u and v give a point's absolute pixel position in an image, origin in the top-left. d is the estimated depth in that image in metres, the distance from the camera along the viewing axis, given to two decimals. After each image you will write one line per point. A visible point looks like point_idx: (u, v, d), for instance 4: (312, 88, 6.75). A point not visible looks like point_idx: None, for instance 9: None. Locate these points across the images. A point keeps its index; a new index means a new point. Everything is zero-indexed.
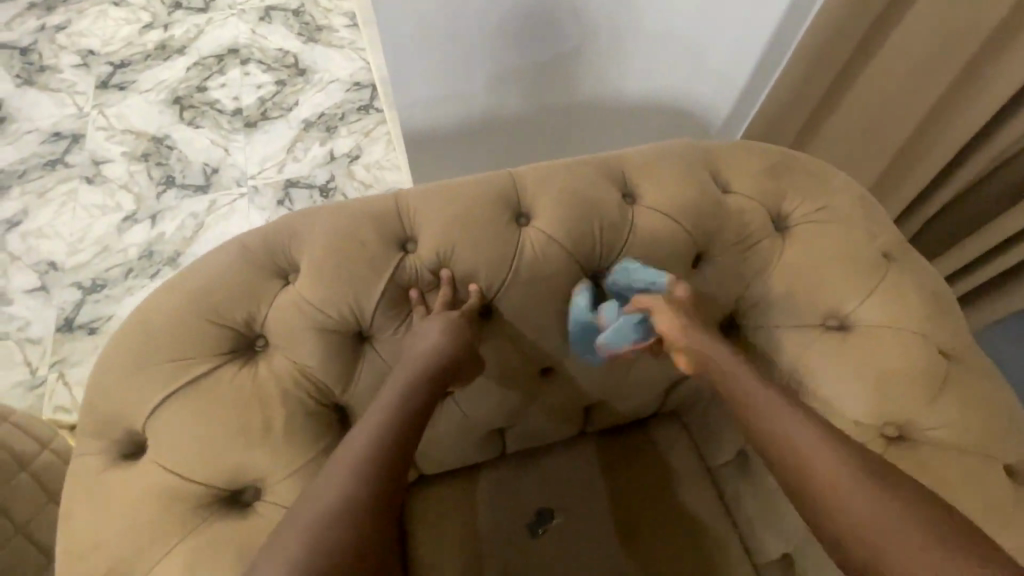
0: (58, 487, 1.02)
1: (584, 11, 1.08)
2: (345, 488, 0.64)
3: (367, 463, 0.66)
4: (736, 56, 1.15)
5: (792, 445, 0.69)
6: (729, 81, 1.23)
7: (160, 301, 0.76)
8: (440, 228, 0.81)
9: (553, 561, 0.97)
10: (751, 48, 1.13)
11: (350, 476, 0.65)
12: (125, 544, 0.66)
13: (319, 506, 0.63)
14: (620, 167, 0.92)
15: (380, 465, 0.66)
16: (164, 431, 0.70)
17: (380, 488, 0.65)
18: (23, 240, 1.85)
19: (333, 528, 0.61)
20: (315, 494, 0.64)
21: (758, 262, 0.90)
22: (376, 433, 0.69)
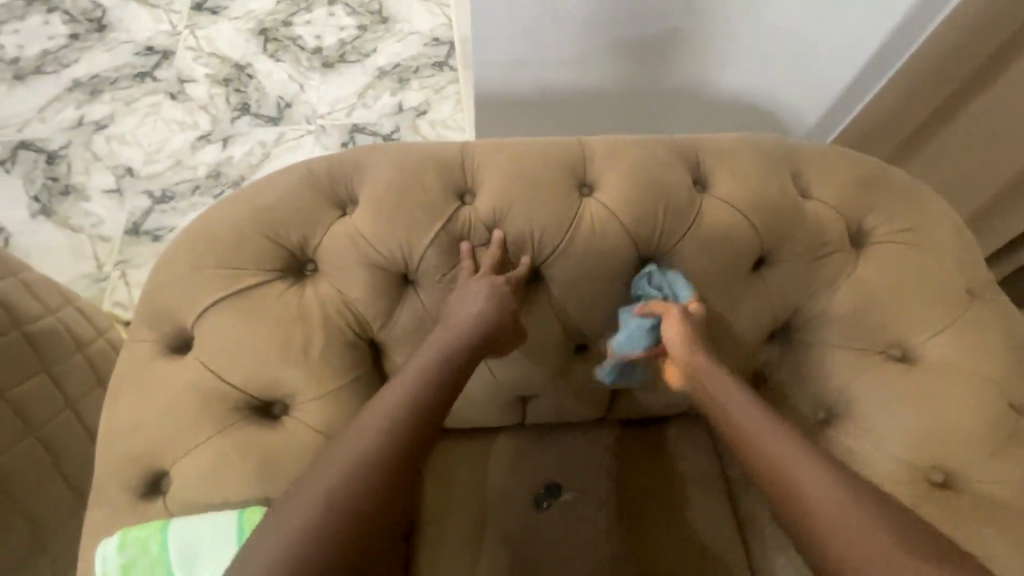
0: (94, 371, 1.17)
1: None
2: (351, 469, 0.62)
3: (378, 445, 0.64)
4: (850, 56, 1.10)
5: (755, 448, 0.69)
6: (830, 83, 1.17)
7: (224, 211, 0.78)
8: (503, 185, 0.80)
9: (551, 542, 0.96)
10: (866, 48, 1.08)
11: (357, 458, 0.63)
12: (160, 431, 0.69)
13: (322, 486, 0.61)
14: (696, 152, 0.87)
15: (401, 439, 0.66)
16: (211, 333, 0.73)
17: (400, 457, 0.65)
18: (107, 144, 1.96)
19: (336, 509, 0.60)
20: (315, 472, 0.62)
21: (826, 274, 0.85)
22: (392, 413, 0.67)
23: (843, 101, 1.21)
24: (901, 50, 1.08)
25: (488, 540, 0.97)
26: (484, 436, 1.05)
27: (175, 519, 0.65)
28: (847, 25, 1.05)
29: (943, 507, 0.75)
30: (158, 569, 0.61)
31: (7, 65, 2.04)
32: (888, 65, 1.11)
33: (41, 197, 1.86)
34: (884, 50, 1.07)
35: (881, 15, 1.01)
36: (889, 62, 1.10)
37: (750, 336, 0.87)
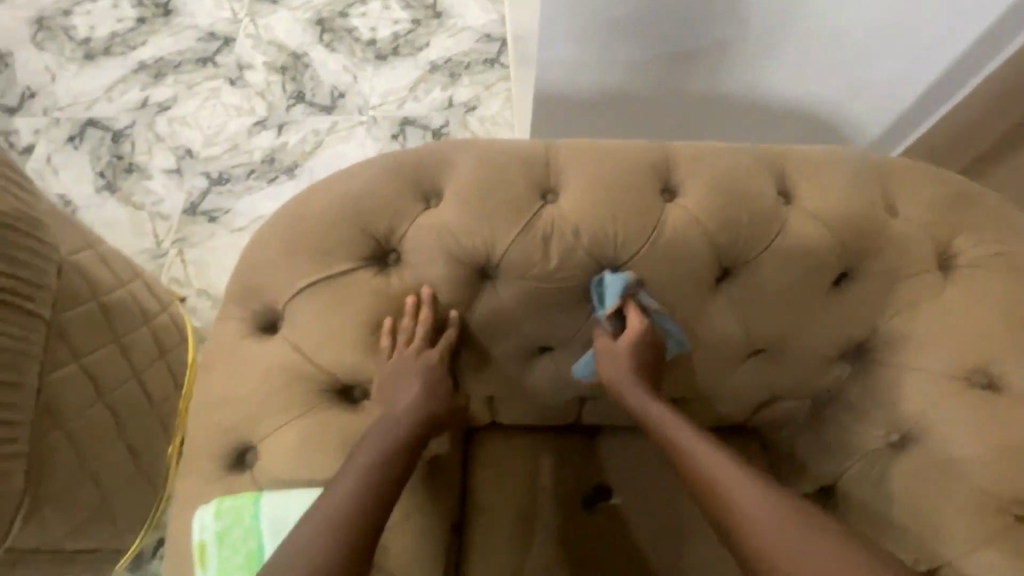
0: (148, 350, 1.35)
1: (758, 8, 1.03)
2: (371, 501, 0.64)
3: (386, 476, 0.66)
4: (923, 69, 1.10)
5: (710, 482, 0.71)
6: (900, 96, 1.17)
7: (314, 197, 0.80)
8: (587, 185, 0.81)
9: (599, 548, 0.97)
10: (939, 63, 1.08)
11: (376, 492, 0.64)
12: (248, 406, 0.72)
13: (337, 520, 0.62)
14: (779, 162, 0.86)
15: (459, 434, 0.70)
16: (300, 315, 0.75)
17: None
18: (169, 125, 2.02)
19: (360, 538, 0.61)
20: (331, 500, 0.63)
21: (908, 293, 0.83)
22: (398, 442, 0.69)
23: (912, 114, 1.20)
24: (976, 66, 1.08)
25: (538, 538, 0.97)
26: (537, 434, 1.05)
27: (264, 493, 0.68)
28: (924, 38, 1.05)
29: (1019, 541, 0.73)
30: (250, 539, 0.64)
31: (79, 46, 2.13)
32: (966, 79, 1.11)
33: (106, 173, 1.94)
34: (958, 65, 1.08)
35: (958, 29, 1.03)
36: (963, 79, 1.11)
37: (825, 352, 0.86)
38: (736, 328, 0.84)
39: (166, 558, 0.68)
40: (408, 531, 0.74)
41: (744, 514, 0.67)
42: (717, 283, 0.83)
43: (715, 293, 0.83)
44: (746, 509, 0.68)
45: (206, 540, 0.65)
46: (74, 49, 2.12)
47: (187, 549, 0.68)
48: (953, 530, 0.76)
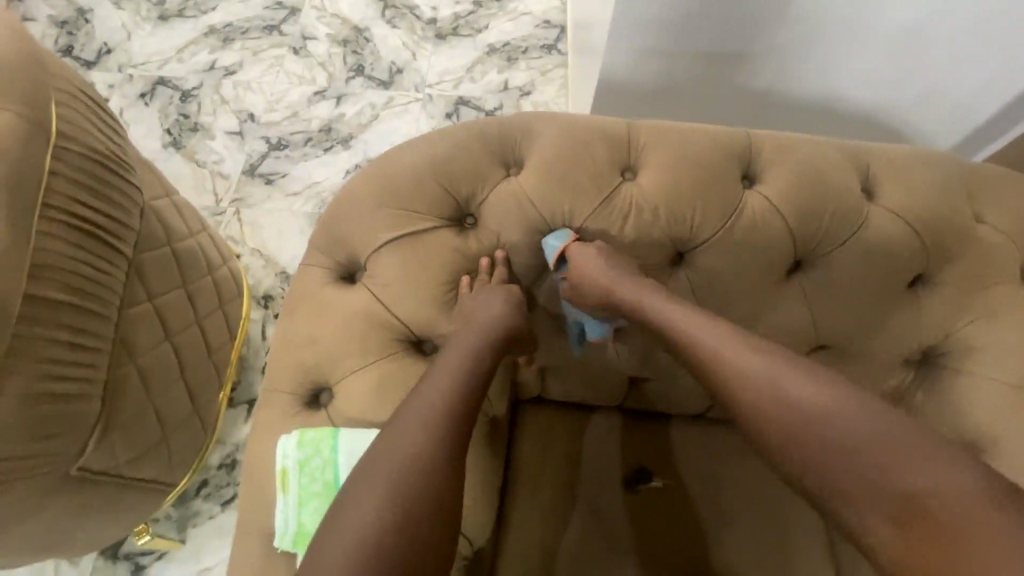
0: (204, 292, 1.41)
1: (844, 8, 1.02)
2: (444, 440, 0.63)
3: (451, 420, 0.65)
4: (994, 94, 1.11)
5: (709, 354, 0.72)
6: (971, 115, 1.17)
7: (399, 157, 0.83)
8: (665, 166, 0.81)
9: (636, 524, 0.98)
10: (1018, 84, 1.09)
11: (449, 437, 0.63)
12: (328, 350, 0.76)
13: (413, 459, 0.61)
14: (863, 158, 0.85)
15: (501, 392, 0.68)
16: (382, 267, 0.78)
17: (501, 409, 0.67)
18: (234, 89, 2.09)
19: (436, 480, 0.60)
20: (401, 441, 0.62)
21: (986, 302, 0.81)
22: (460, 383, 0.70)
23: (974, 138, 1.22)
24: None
25: (579, 511, 0.99)
26: (580, 411, 1.07)
27: (341, 429, 0.70)
28: (1000, 64, 1.07)
29: None
30: (328, 471, 0.67)
31: (154, 7, 2.21)
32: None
33: (172, 131, 2.02)
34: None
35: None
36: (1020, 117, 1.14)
37: (891, 354, 0.85)
38: (803, 320, 0.83)
39: (245, 482, 0.73)
40: (468, 484, 0.76)
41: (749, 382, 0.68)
42: (788, 275, 0.84)
43: (785, 284, 0.83)
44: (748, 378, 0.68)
45: (288, 467, 0.68)
46: (149, 10, 2.20)
47: (265, 477, 0.72)
48: None
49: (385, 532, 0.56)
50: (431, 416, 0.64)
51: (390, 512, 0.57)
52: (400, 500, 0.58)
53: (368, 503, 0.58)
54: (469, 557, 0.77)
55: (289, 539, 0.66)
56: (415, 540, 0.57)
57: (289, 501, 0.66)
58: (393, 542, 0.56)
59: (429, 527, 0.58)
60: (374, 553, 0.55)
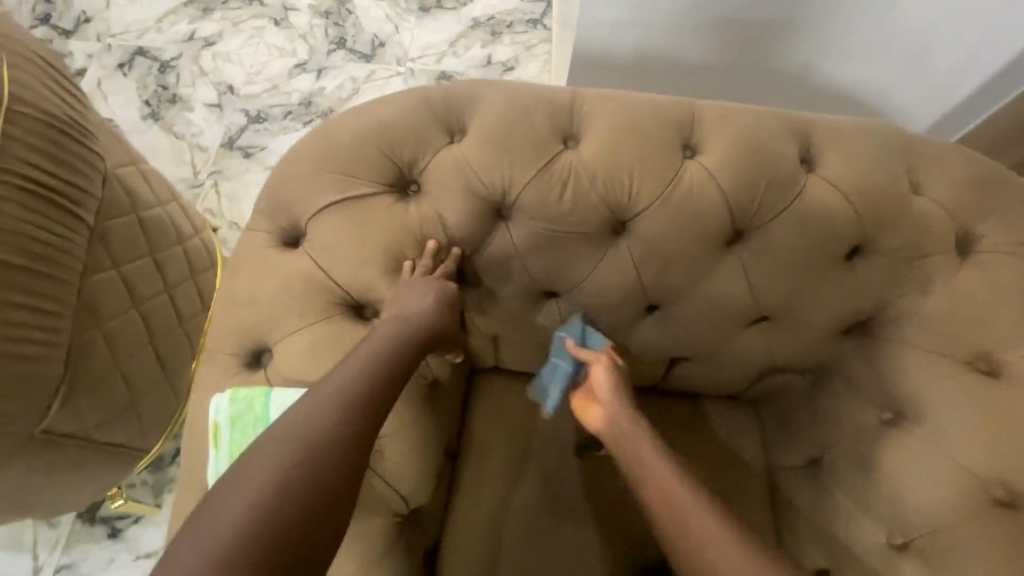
0: (175, 262, 1.42)
1: None
2: (371, 399, 0.67)
3: (377, 387, 0.68)
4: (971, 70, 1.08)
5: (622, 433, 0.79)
6: (952, 92, 1.14)
7: (345, 123, 0.83)
8: (608, 135, 0.82)
9: (581, 487, 1.02)
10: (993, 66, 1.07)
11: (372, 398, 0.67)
12: (268, 311, 0.77)
13: (337, 412, 0.64)
14: (811, 131, 0.86)
15: None
16: (322, 231, 0.79)
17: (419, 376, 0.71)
18: (213, 60, 2.07)
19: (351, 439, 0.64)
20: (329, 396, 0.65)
21: (921, 274, 0.83)
22: (394, 345, 0.72)
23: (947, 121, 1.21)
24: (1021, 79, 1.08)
25: (528, 474, 1.03)
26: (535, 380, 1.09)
27: (275, 387, 0.72)
28: (965, 44, 1.06)
29: (993, 523, 0.76)
30: (259, 427, 0.69)
31: None
32: (1004, 90, 1.11)
33: (150, 102, 2.00)
34: (1001, 75, 1.08)
35: (999, 42, 1.03)
36: (995, 98, 1.13)
37: (827, 324, 0.87)
38: (742, 292, 0.85)
39: (185, 437, 0.75)
40: (405, 442, 0.78)
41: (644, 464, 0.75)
42: (729, 245, 0.84)
43: (726, 254, 0.84)
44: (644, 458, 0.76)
45: (219, 423, 0.70)
46: None
47: (204, 433, 0.74)
48: (930, 506, 0.79)
49: (301, 473, 0.59)
50: (360, 376, 0.68)
51: (309, 456, 0.61)
52: (318, 446, 0.62)
53: (287, 446, 0.61)
54: (405, 514, 0.80)
55: None
56: (328, 484, 0.60)
57: (221, 455, 0.68)
58: (307, 482, 0.59)
59: (343, 474, 0.61)
60: (286, 491, 0.58)
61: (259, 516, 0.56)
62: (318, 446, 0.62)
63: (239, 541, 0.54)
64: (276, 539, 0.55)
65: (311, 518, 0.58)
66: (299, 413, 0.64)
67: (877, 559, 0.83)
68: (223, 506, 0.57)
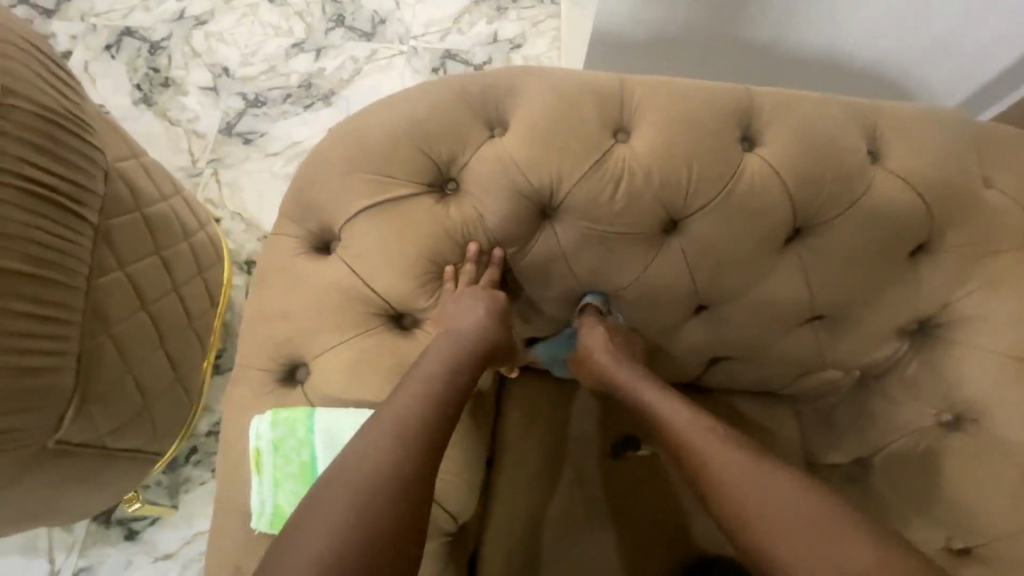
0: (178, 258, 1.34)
1: None
2: (430, 424, 0.62)
3: (433, 410, 0.63)
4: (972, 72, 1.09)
5: (638, 390, 0.79)
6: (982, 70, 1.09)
7: (374, 117, 0.77)
8: (660, 127, 0.76)
9: (622, 490, 1.00)
10: None
11: (431, 420, 0.62)
12: (302, 324, 0.72)
13: (394, 445, 0.59)
14: (871, 118, 0.80)
15: None
16: (357, 236, 0.74)
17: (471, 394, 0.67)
18: (206, 40, 1.96)
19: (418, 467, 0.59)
20: (385, 425, 0.60)
21: (988, 271, 0.79)
22: (443, 362, 0.68)
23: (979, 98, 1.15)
24: None
25: (567, 478, 1.00)
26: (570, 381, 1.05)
27: (317, 407, 0.67)
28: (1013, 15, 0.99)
29: None
30: (304, 451, 0.64)
31: None
32: None
33: (142, 86, 1.90)
34: (1007, 75, 1.07)
35: None
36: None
37: (887, 324, 0.83)
38: (799, 291, 0.81)
39: (220, 460, 0.70)
40: (451, 457, 0.75)
41: (669, 419, 0.74)
42: (787, 243, 0.80)
43: (783, 253, 0.80)
44: (660, 411, 0.76)
45: (261, 448, 0.65)
46: None
47: (241, 454, 0.70)
48: (998, 513, 0.76)
49: (362, 516, 0.54)
50: (415, 402, 0.63)
51: (371, 495, 0.55)
52: (375, 485, 0.56)
53: (345, 487, 0.56)
54: (453, 532, 0.76)
55: (266, 519, 0.64)
56: (390, 528, 0.54)
57: (264, 483, 0.64)
58: (368, 526, 0.53)
59: (405, 514, 0.56)
60: (345, 538, 0.52)
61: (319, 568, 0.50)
62: (375, 485, 0.56)
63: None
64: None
65: (372, 567, 0.52)
66: (355, 446, 0.59)
67: (935, 561, 0.81)
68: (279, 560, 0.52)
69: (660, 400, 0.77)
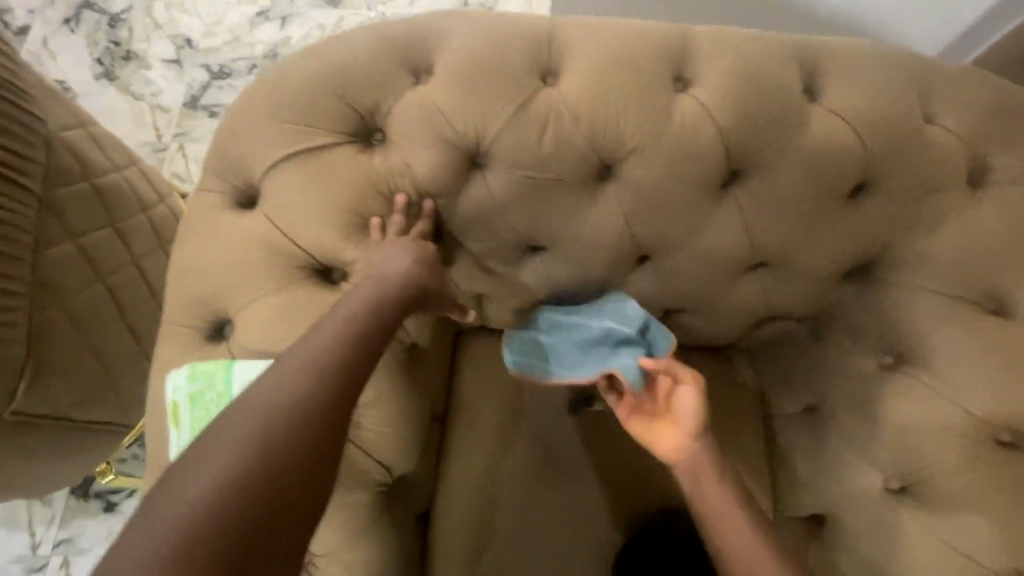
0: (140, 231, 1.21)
1: None
2: (341, 354, 0.61)
3: (348, 341, 0.62)
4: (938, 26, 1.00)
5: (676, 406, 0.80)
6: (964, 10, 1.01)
7: (296, 68, 0.75)
8: (589, 70, 0.74)
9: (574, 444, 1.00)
10: None
11: (344, 350, 0.61)
12: (227, 280, 0.71)
13: (303, 381, 0.58)
14: (812, 56, 0.78)
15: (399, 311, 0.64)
16: (278, 189, 0.72)
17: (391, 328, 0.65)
18: (166, 11, 1.90)
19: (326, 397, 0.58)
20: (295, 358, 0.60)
21: (930, 212, 0.77)
22: (366, 296, 0.66)
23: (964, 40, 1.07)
24: None
25: (521, 436, 0.99)
26: None
27: (237, 361, 0.67)
28: None
29: (993, 464, 0.74)
30: (222, 403, 0.64)
31: None
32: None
33: (103, 60, 1.85)
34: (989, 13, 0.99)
35: None
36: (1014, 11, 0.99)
37: (830, 269, 0.81)
38: (738, 237, 0.79)
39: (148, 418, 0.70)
40: (384, 410, 0.74)
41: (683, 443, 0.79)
42: (725, 187, 0.78)
43: (720, 198, 0.78)
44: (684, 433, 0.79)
45: (179, 401, 0.65)
46: None
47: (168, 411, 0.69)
48: (935, 452, 0.76)
49: (263, 452, 0.53)
50: (330, 336, 0.62)
51: (274, 422, 0.55)
52: (280, 432, 0.55)
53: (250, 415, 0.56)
54: (390, 483, 0.77)
55: None
56: (292, 458, 0.54)
57: (182, 434, 0.64)
58: (270, 462, 0.53)
59: (309, 441, 0.55)
60: (243, 487, 0.51)
61: (218, 517, 0.50)
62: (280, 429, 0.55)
63: (188, 545, 0.47)
64: (237, 542, 0.49)
65: (270, 495, 0.52)
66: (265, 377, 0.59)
67: (875, 502, 0.81)
68: (171, 502, 0.50)
69: (685, 422, 0.80)
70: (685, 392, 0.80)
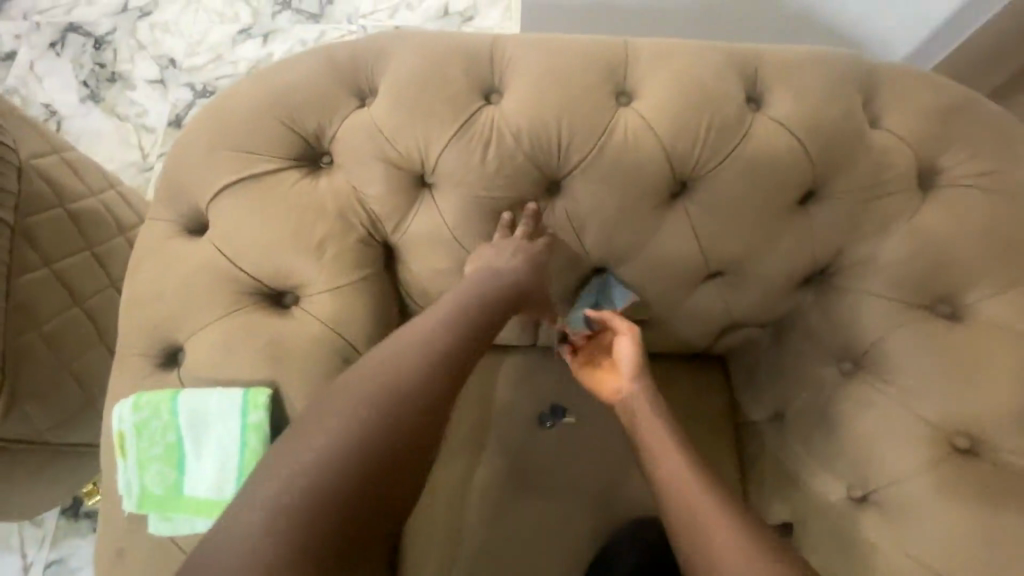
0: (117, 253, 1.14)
1: None
2: (423, 374, 0.64)
3: (435, 359, 0.65)
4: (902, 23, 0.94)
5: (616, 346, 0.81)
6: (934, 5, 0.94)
7: (242, 94, 0.76)
8: (531, 86, 0.74)
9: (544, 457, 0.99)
10: None
11: (428, 370, 0.64)
12: (178, 305, 0.72)
13: (386, 399, 0.62)
14: (758, 65, 0.78)
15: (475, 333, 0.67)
16: (224, 214, 0.73)
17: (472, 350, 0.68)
18: (150, 32, 1.92)
19: (410, 415, 0.62)
20: (380, 374, 0.64)
21: (881, 216, 0.77)
22: (450, 312, 0.69)
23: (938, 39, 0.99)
24: None
25: (489, 450, 0.98)
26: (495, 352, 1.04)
27: (182, 390, 0.69)
28: None
29: (953, 471, 0.73)
30: (168, 433, 0.67)
31: None
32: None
33: (89, 82, 1.87)
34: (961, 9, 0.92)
35: None
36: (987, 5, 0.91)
37: (785, 275, 0.81)
38: (690, 246, 0.79)
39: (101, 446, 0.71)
40: None
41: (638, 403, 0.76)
42: (674, 198, 0.78)
43: (669, 208, 0.78)
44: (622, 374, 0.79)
45: (125, 432, 0.68)
46: None
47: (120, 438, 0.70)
48: (892, 458, 0.75)
49: (346, 462, 0.58)
50: (415, 354, 0.65)
51: (361, 434, 0.60)
52: (365, 441, 0.60)
53: (337, 425, 0.60)
54: None
55: (133, 499, 0.67)
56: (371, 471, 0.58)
57: (129, 465, 0.67)
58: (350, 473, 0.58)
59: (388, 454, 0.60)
60: (325, 492, 0.57)
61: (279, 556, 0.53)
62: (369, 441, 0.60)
63: (274, 536, 0.54)
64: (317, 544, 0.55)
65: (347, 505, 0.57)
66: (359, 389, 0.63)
67: (837, 510, 0.80)
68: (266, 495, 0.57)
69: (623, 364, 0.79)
70: (623, 340, 0.80)
